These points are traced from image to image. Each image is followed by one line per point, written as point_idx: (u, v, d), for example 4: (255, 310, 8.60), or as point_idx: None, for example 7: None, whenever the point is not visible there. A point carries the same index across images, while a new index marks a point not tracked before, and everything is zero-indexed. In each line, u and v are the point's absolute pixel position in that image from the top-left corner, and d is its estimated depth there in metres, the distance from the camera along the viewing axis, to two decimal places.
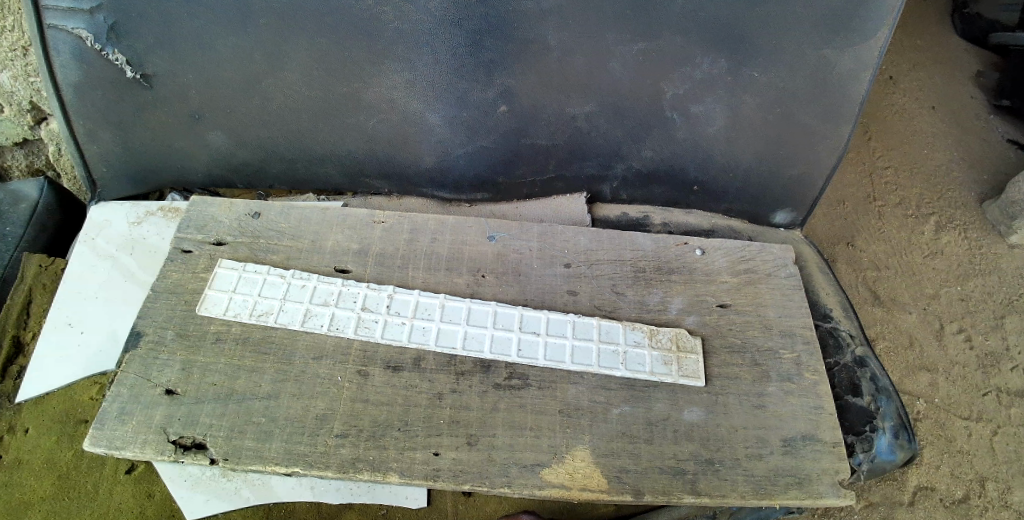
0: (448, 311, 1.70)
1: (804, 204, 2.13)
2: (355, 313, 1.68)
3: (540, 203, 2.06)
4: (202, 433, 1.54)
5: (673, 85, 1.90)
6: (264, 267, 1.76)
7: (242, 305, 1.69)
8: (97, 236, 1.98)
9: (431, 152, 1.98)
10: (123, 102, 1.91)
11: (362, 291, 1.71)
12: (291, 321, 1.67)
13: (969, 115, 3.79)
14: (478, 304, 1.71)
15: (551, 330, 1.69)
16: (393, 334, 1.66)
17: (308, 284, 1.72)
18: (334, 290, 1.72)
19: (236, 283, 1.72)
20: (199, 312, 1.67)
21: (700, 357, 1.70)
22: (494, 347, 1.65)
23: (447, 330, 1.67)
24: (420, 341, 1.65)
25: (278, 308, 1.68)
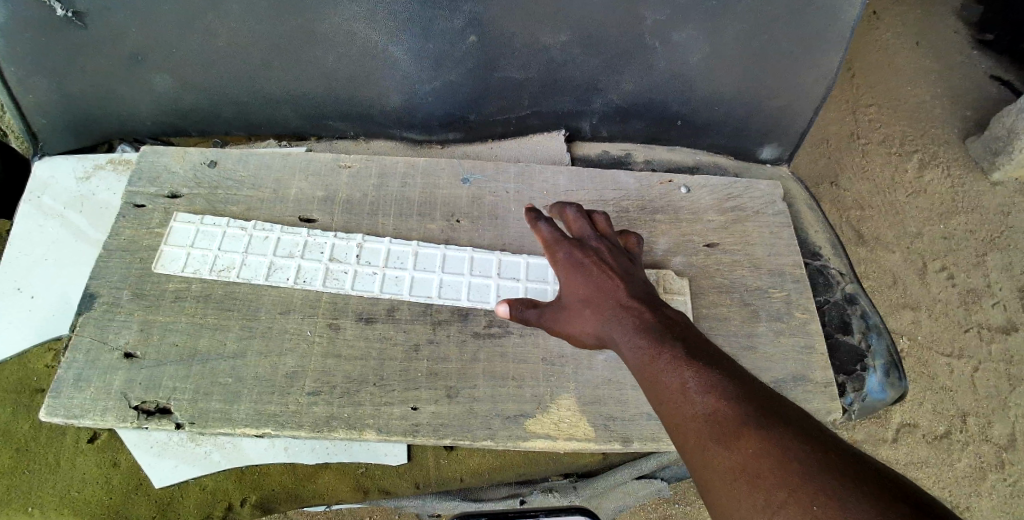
0: (423, 259, 1.60)
1: (789, 139, 2.06)
2: (323, 265, 1.58)
3: (517, 142, 1.98)
4: (165, 397, 1.45)
5: (653, 11, 1.76)
6: (223, 219, 1.64)
7: (202, 262, 1.57)
8: (41, 195, 1.84)
9: (397, 91, 1.85)
10: (54, 43, 1.74)
11: (329, 241, 1.61)
12: (254, 275, 1.56)
13: (953, 50, 3.69)
14: (453, 250, 1.62)
15: (534, 275, 1.60)
16: (364, 285, 1.56)
17: (271, 235, 1.61)
18: (299, 241, 1.61)
19: (194, 237, 1.60)
20: (156, 271, 1.56)
21: (688, 298, 1.63)
22: (472, 295, 1.58)
23: (421, 278, 1.58)
24: (393, 292, 1.56)
25: (240, 262, 1.58)
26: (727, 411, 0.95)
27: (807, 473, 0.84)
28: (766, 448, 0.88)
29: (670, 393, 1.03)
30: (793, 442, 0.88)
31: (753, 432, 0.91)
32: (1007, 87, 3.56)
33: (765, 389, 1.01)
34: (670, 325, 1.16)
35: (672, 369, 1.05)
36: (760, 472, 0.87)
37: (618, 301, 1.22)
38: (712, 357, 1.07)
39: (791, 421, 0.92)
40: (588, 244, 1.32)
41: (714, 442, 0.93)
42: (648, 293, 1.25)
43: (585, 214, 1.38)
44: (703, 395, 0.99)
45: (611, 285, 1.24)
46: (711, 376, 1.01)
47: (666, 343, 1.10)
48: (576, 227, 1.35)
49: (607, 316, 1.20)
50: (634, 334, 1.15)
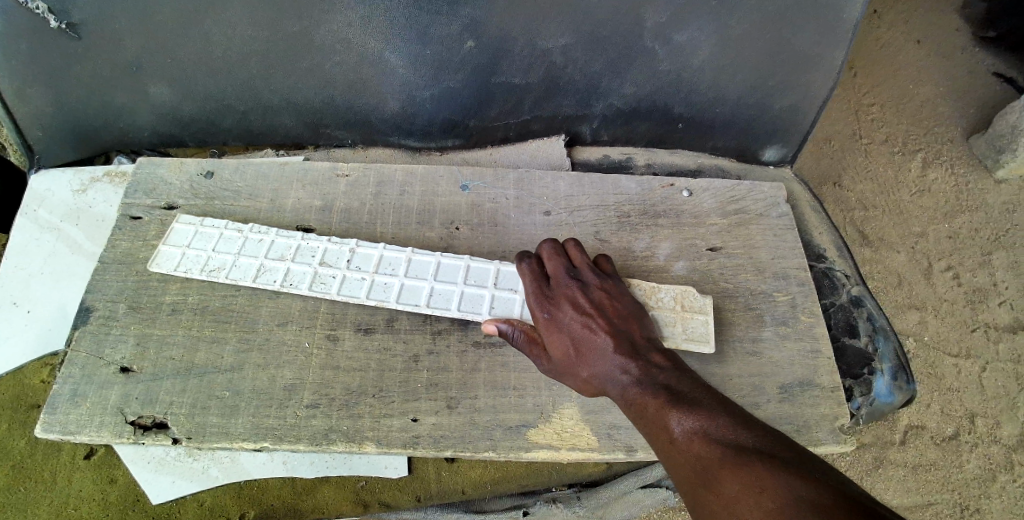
0: (416, 266, 1.55)
1: (794, 139, 2.04)
2: (313, 269, 1.54)
3: (518, 148, 1.97)
4: (162, 412, 1.42)
5: (654, 11, 1.74)
6: (223, 221, 1.62)
7: (194, 261, 1.55)
8: (38, 208, 1.82)
9: (396, 97, 1.84)
10: (51, 55, 1.73)
11: (322, 245, 1.57)
12: (242, 275, 1.54)
13: (957, 47, 3.68)
14: (449, 259, 1.55)
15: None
16: (350, 290, 1.52)
17: (265, 237, 1.58)
18: (292, 244, 1.57)
19: (190, 238, 1.59)
20: (151, 268, 1.55)
21: (709, 317, 1.53)
22: (463, 305, 1.50)
23: (411, 286, 1.52)
24: (380, 298, 1.51)
25: (231, 263, 1.55)
26: (708, 456, 1.00)
27: (785, 513, 0.87)
28: (749, 492, 0.92)
29: (659, 445, 1.08)
30: (769, 480, 0.92)
31: (733, 475, 0.95)
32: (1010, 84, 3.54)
33: (748, 424, 1.04)
34: (658, 368, 1.20)
35: (659, 420, 1.10)
36: (743, 517, 0.91)
37: (604, 346, 1.25)
38: (696, 397, 1.11)
39: (771, 456, 0.96)
40: (566, 285, 1.35)
41: (699, 489, 0.99)
42: (635, 333, 1.30)
43: (564, 248, 1.43)
44: (688, 443, 1.04)
45: (595, 329, 1.27)
46: (695, 421, 1.06)
47: (653, 391, 1.15)
48: (551, 265, 1.39)
49: (598, 366, 1.24)
50: (626, 386, 1.19)
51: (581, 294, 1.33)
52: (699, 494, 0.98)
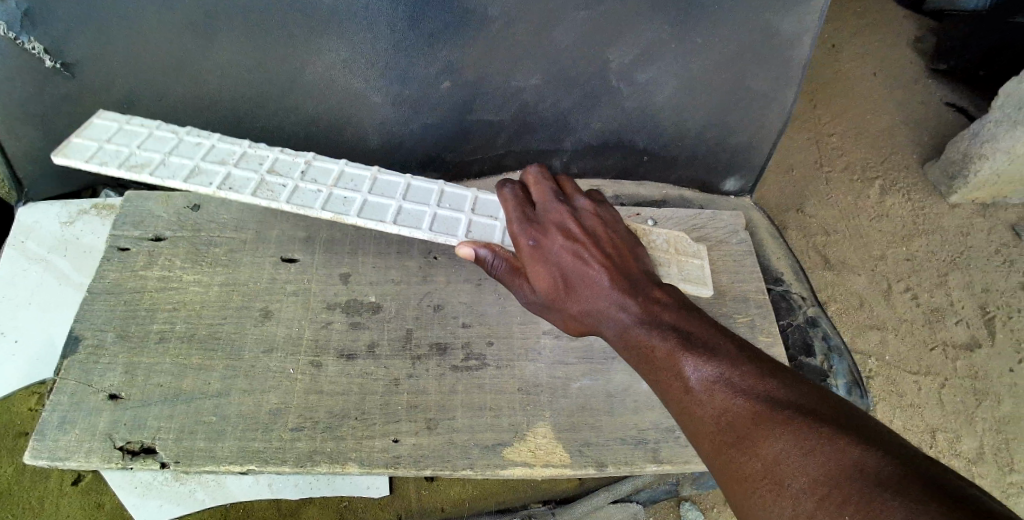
0: (380, 186, 1.65)
1: (753, 170, 2.20)
2: (258, 176, 1.60)
3: (492, 180, 2.12)
4: (150, 437, 1.47)
5: (618, 53, 1.83)
6: (151, 122, 1.68)
7: (111, 155, 1.58)
8: (25, 240, 1.88)
9: (376, 134, 1.96)
10: (44, 93, 1.79)
11: (271, 155, 1.66)
12: (171, 175, 1.56)
13: (910, 80, 3.95)
14: (415, 184, 1.67)
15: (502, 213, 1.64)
16: (305, 199, 1.58)
17: (203, 142, 1.66)
18: (235, 151, 1.65)
19: (111, 133, 1.64)
20: (55, 156, 1.54)
21: (703, 262, 1.67)
22: (435, 226, 1.60)
23: (376, 203, 1.61)
24: (339, 209, 1.57)
25: (158, 161, 1.59)
26: (733, 407, 1.05)
27: (832, 475, 0.89)
28: (790, 455, 0.94)
29: (679, 397, 1.13)
30: (798, 428, 0.97)
31: (760, 426, 1.00)
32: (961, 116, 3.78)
33: (767, 371, 1.09)
34: (665, 310, 1.26)
35: (675, 368, 1.15)
36: (784, 482, 0.93)
37: (601, 281, 1.29)
38: (707, 344, 1.16)
39: (796, 404, 1.02)
40: (557, 215, 1.38)
41: (725, 440, 1.03)
42: (636, 272, 1.35)
43: (545, 174, 1.48)
44: (711, 396, 1.08)
45: (595, 270, 1.30)
46: (714, 371, 1.11)
47: (665, 337, 1.19)
48: (538, 190, 1.44)
49: (600, 307, 1.28)
50: (629, 327, 1.24)
51: (569, 221, 1.37)
52: (726, 445, 1.03)
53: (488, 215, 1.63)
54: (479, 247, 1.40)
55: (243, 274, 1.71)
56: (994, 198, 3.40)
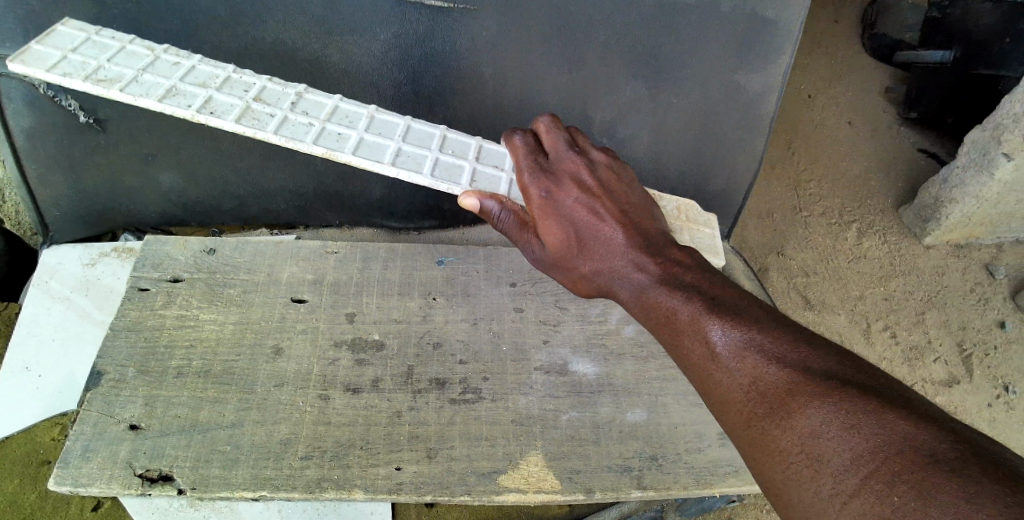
0: (376, 125, 1.59)
1: (727, 217, 2.38)
2: (243, 103, 1.52)
3: (486, 228, 2.27)
4: (168, 465, 1.57)
5: (600, 112, 2.09)
6: (121, 36, 1.58)
7: (75, 67, 1.47)
8: (50, 280, 2.00)
9: (380, 185, 2.14)
10: (75, 145, 1.95)
11: (258, 84, 1.58)
12: (146, 93, 1.46)
13: (879, 130, 4.22)
14: (414, 127, 1.61)
15: (506, 164, 1.59)
16: (294, 131, 1.49)
17: (182, 61, 1.57)
18: (218, 75, 1.57)
19: (77, 44, 1.53)
20: (11, 61, 1.42)
21: (713, 232, 1.71)
22: (436, 172, 1.52)
23: (373, 142, 1.54)
24: (332, 144, 1.49)
25: (129, 78, 1.49)
26: (766, 377, 1.02)
27: (876, 453, 0.87)
28: (831, 430, 0.92)
29: (705, 364, 1.11)
30: (838, 399, 0.94)
31: (796, 397, 0.97)
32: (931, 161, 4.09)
33: (798, 339, 1.07)
34: (683, 271, 1.27)
35: (701, 332, 1.13)
36: (823, 458, 0.91)
37: (616, 238, 1.32)
38: (731, 308, 1.15)
39: (830, 374, 0.99)
40: (569, 168, 1.39)
41: (759, 413, 1.01)
42: (650, 233, 1.36)
43: (557, 124, 1.50)
44: (741, 365, 1.06)
45: (612, 227, 1.33)
46: (742, 337, 1.09)
47: (691, 300, 1.18)
48: (551, 139, 1.46)
49: (615, 266, 1.31)
50: (648, 287, 1.25)
51: (582, 173, 1.39)
52: (760, 417, 1.01)
53: (493, 164, 1.58)
54: (486, 197, 1.41)
55: (255, 313, 1.84)
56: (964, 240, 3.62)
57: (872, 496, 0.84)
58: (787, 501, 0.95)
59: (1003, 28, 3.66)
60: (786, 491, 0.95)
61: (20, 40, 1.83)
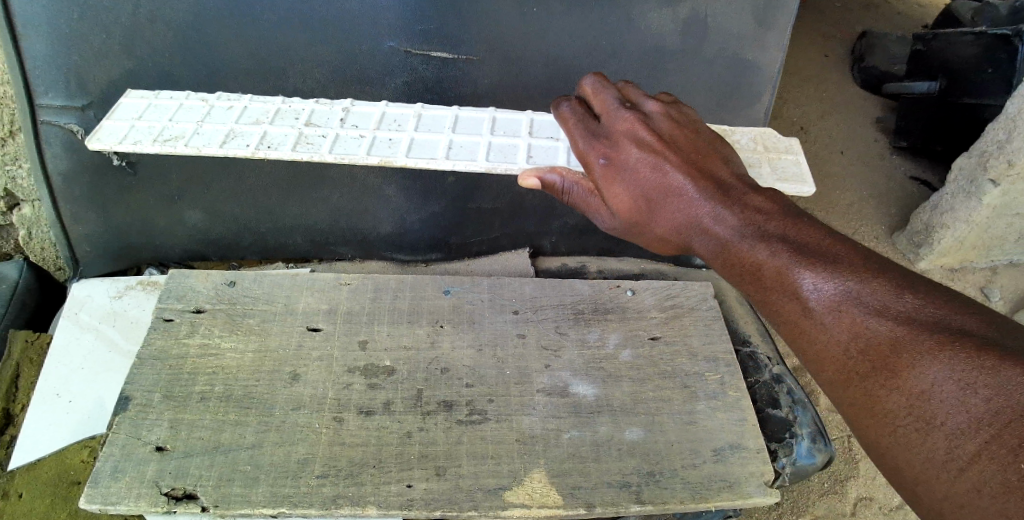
0: (424, 124, 1.78)
1: None
2: (298, 131, 1.71)
3: (489, 259, 2.38)
4: (192, 483, 1.67)
5: None
6: (179, 95, 1.81)
7: (145, 133, 1.68)
8: (79, 311, 2.12)
9: (390, 221, 2.29)
10: (107, 185, 2.12)
11: (307, 109, 1.78)
12: (207, 141, 1.66)
13: (869, 159, 4.45)
14: (462, 118, 1.80)
15: (558, 135, 1.76)
16: (344, 146, 1.68)
17: (235, 105, 1.78)
18: (271, 110, 1.78)
19: (142, 110, 1.75)
20: (91, 141, 1.64)
21: (797, 159, 1.82)
22: (492, 156, 1.69)
23: (425, 140, 1.72)
24: (387, 151, 1.67)
25: (191, 131, 1.69)
26: (867, 333, 1.21)
27: (983, 416, 1.03)
28: (942, 392, 1.09)
29: (801, 321, 1.31)
30: (949, 355, 1.11)
31: (904, 356, 1.16)
32: (925, 187, 4.32)
33: (897, 289, 1.23)
34: (765, 221, 1.42)
35: (795, 291, 1.32)
36: (937, 419, 1.09)
37: (695, 198, 1.46)
38: (824, 258, 1.32)
39: (935, 327, 1.15)
40: (623, 128, 1.52)
41: (864, 367, 1.21)
42: (727, 182, 1.50)
43: (602, 83, 1.62)
44: (838, 321, 1.25)
45: (687, 187, 1.46)
46: (836, 293, 1.26)
47: (784, 260, 1.34)
48: (600, 101, 1.59)
49: (700, 226, 1.46)
50: (729, 247, 1.42)
51: (639, 129, 1.50)
52: (865, 372, 1.21)
53: (544, 137, 1.75)
54: (545, 175, 1.58)
55: (273, 341, 1.96)
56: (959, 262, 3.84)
57: (982, 455, 1.02)
58: (891, 452, 1.15)
59: (984, 58, 3.90)
60: (891, 444, 1.15)
61: (62, 88, 2.01)
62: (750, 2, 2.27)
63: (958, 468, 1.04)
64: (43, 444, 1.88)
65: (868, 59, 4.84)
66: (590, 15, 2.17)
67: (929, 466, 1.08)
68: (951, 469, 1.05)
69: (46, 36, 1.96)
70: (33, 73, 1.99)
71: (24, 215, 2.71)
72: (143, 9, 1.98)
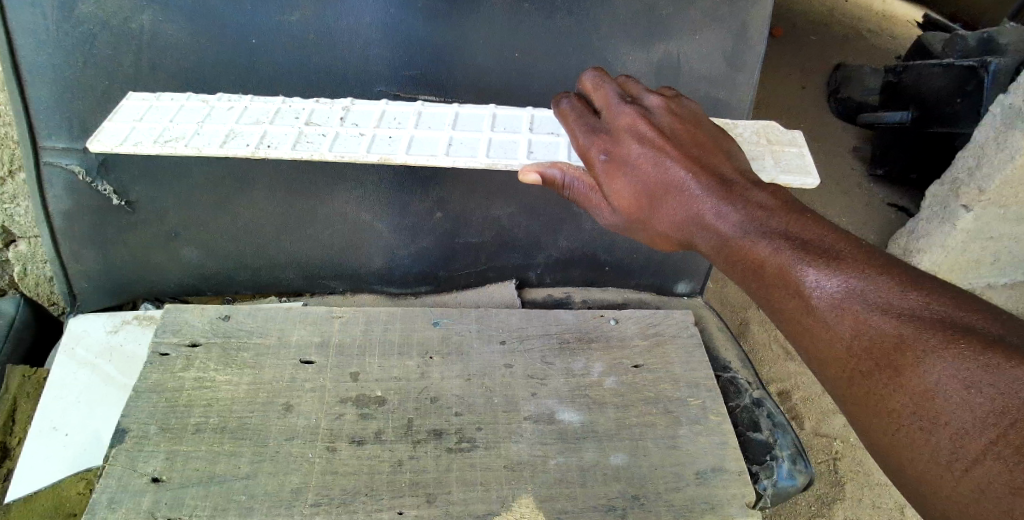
0: (424, 121, 1.86)
1: (698, 275, 2.61)
2: (298, 129, 1.78)
3: (477, 291, 2.46)
4: (188, 514, 1.70)
5: None
6: (177, 98, 1.87)
7: (146, 134, 1.73)
8: (75, 346, 2.16)
9: (380, 256, 2.37)
10: (106, 224, 2.20)
11: (306, 108, 1.86)
12: (208, 142, 1.72)
13: (846, 189, 4.63)
14: (462, 117, 1.88)
15: (559, 130, 1.83)
16: (344, 144, 1.76)
17: (235, 106, 1.86)
18: (272, 110, 1.86)
19: (141, 113, 1.81)
20: (92, 143, 1.69)
21: (801, 151, 1.89)
22: (492, 151, 1.77)
23: (427, 137, 1.80)
24: (387, 147, 1.75)
25: (192, 132, 1.75)
26: (869, 330, 1.23)
27: (991, 418, 1.07)
28: (951, 394, 1.12)
29: (802, 317, 1.33)
30: (955, 354, 1.13)
31: (910, 354, 1.17)
32: (903, 213, 4.50)
33: (900, 285, 1.24)
34: (765, 215, 1.44)
35: (798, 287, 1.33)
36: (944, 420, 1.12)
37: (697, 198, 1.50)
38: (825, 254, 1.33)
39: (939, 323, 1.17)
40: (624, 123, 1.61)
41: (868, 364, 1.23)
42: (726, 177, 1.54)
43: (601, 80, 1.74)
44: (840, 317, 1.26)
45: (687, 185, 1.51)
46: (839, 289, 1.28)
47: (786, 256, 1.36)
48: (602, 98, 1.69)
49: (703, 226, 1.49)
50: (731, 244, 1.45)
51: (642, 123, 1.59)
52: (869, 368, 1.23)
53: (543, 133, 1.83)
54: (546, 169, 1.66)
55: (267, 374, 2.01)
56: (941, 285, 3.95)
57: (989, 454, 1.06)
58: (897, 451, 1.19)
59: (951, 90, 4.01)
60: (898, 443, 1.18)
61: (65, 132, 2.10)
62: (722, 48, 2.45)
63: (965, 466, 1.08)
64: (38, 479, 1.90)
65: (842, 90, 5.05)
66: (567, 61, 2.35)
67: (937, 464, 1.12)
68: (957, 467, 1.09)
69: (50, 82, 2.06)
70: (37, 117, 2.08)
71: (20, 252, 2.77)
72: (145, 57, 2.10)
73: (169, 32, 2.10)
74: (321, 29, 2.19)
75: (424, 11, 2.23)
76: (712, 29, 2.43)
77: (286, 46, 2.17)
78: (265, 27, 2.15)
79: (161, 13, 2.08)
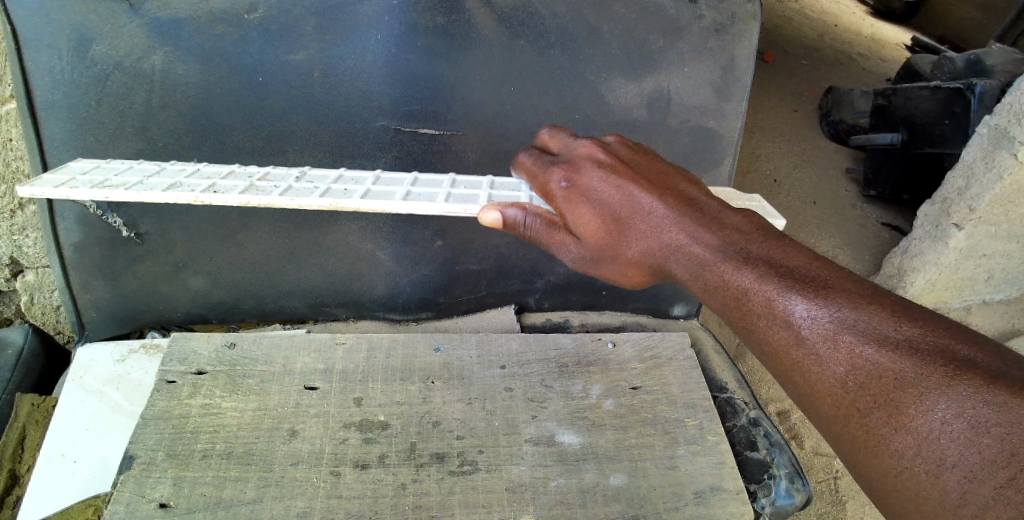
0: (381, 181, 1.96)
1: (693, 298, 2.67)
2: (247, 183, 1.84)
3: (477, 316, 2.50)
4: None
5: None
6: (128, 162, 1.99)
7: (84, 183, 1.80)
8: (83, 375, 2.20)
9: (383, 283, 2.44)
10: (116, 255, 2.26)
11: (261, 173, 1.95)
12: (152, 188, 1.77)
13: (839, 210, 4.70)
14: (420, 181, 2.00)
15: (518, 191, 1.95)
16: (294, 193, 1.80)
17: (186, 169, 1.96)
18: (224, 172, 1.94)
19: (86, 170, 1.90)
20: (20, 185, 1.74)
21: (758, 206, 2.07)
22: (452, 200, 1.86)
23: (383, 191, 1.88)
24: (341, 194, 1.82)
25: (135, 182, 1.81)
26: (865, 364, 1.27)
27: (997, 459, 1.10)
28: (958, 434, 1.15)
29: (795, 352, 1.37)
30: (956, 392, 1.17)
31: (911, 392, 1.21)
32: (897, 232, 4.58)
33: (892, 318, 1.30)
34: (746, 245, 1.54)
35: (791, 322, 1.37)
36: (950, 461, 1.15)
37: (677, 234, 1.60)
38: (814, 287, 1.40)
39: (937, 358, 1.22)
40: (585, 155, 1.78)
41: (865, 399, 1.26)
42: (704, 213, 1.64)
43: (557, 132, 1.90)
44: (834, 351, 1.31)
45: (664, 220, 1.62)
46: (832, 323, 1.33)
47: (777, 290, 1.42)
48: (556, 142, 1.88)
49: (693, 261, 1.57)
50: (724, 279, 1.50)
51: (600, 156, 1.76)
52: (868, 405, 1.26)
53: (502, 191, 1.95)
54: (506, 207, 1.72)
55: (272, 400, 2.05)
56: (937, 304, 3.94)
57: (998, 499, 1.08)
58: (905, 492, 1.21)
59: (940, 111, 4.12)
60: (903, 485, 1.21)
61: None
62: (711, 80, 2.56)
63: (973, 512, 1.11)
64: (43, 507, 1.91)
65: (835, 112, 5.17)
66: (563, 94, 2.45)
67: (945, 507, 1.15)
68: (965, 512, 1.12)
69: (64, 120, 2.14)
70: (51, 152, 2.15)
71: (27, 281, 2.82)
72: (156, 95, 2.18)
73: (179, 72, 2.18)
74: (326, 67, 2.28)
75: (424, 50, 2.34)
76: (700, 62, 2.54)
77: (292, 83, 2.26)
78: (272, 66, 2.24)
79: (172, 54, 2.17)
